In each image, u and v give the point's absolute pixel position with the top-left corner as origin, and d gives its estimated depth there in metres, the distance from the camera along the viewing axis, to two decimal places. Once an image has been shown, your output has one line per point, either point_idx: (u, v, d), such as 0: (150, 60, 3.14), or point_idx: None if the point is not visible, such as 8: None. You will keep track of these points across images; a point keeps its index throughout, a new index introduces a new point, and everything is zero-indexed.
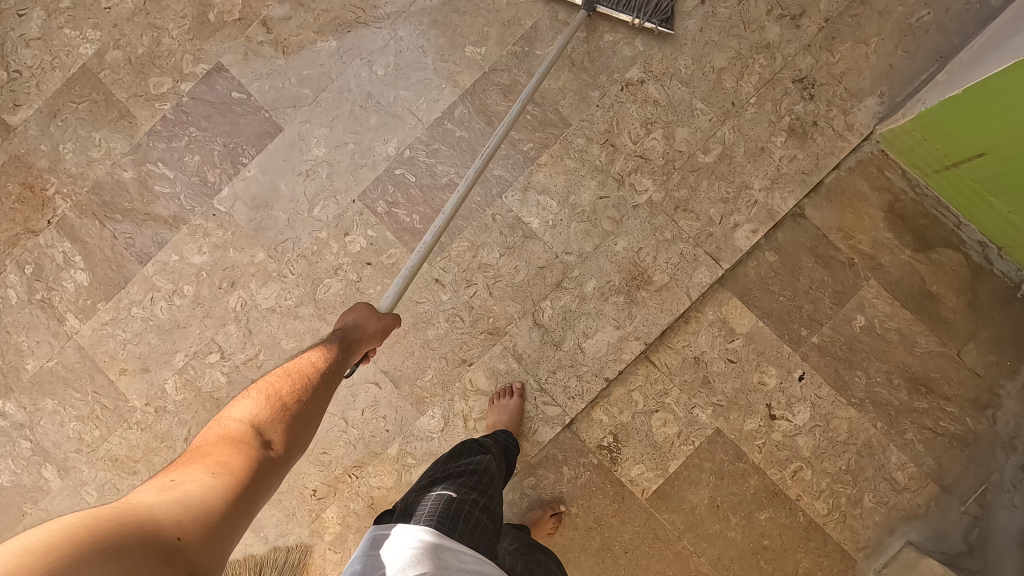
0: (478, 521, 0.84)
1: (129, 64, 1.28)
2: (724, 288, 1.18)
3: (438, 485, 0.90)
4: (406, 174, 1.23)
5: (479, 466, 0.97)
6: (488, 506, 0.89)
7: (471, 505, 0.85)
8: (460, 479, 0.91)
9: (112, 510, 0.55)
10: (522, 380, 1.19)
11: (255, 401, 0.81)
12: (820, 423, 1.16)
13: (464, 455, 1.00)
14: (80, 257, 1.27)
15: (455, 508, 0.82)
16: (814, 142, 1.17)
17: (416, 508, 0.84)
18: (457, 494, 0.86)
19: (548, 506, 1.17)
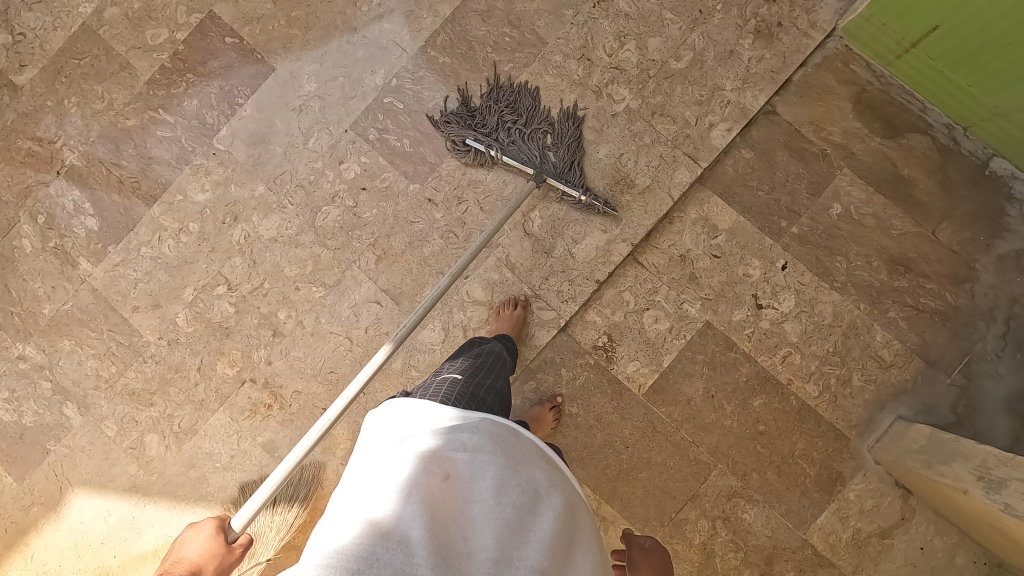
0: (481, 401, 0.92)
1: (127, 20, 1.35)
2: (704, 187, 1.23)
3: (449, 368, 0.99)
4: (394, 102, 1.29)
5: (490, 353, 1.05)
6: (497, 389, 0.98)
7: (477, 387, 0.94)
8: (468, 365, 0.99)
9: None
10: (524, 292, 1.24)
11: None
12: (805, 308, 1.20)
13: (474, 345, 1.08)
14: (90, 204, 1.33)
15: (459, 391, 0.90)
16: (780, 42, 1.22)
17: (424, 388, 0.92)
18: (463, 378, 0.94)
19: (546, 400, 1.22)
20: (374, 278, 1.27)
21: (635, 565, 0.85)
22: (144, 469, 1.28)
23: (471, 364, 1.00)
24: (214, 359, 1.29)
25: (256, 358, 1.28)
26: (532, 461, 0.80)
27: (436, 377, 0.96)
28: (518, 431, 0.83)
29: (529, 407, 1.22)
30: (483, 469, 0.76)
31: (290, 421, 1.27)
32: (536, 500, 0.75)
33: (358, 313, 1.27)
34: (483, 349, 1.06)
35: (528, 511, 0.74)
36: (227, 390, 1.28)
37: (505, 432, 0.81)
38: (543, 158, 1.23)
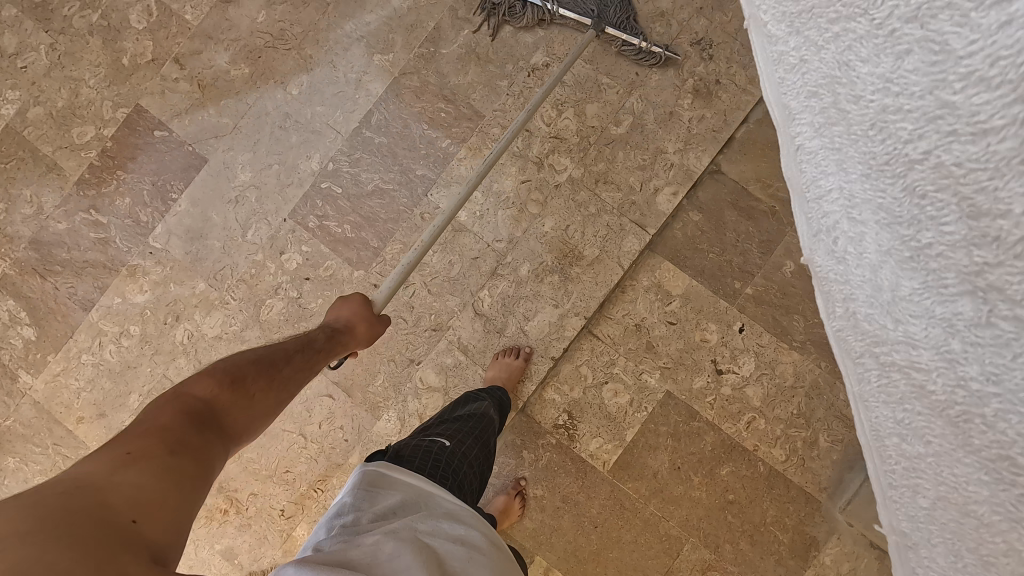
0: (466, 474, 0.88)
1: (51, 119, 1.31)
2: (654, 252, 1.21)
3: (435, 432, 0.94)
4: (332, 187, 1.25)
5: (477, 417, 1.01)
6: (478, 465, 0.92)
7: (458, 459, 0.89)
8: (454, 428, 0.96)
9: (164, 405, 0.68)
10: (530, 346, 1.20)
11: (200, 375, 0.75)
12: (766, 370, 1.18)
13: (463, 406, 1.05)
14: (25, 314, 1.28)
15: (446, 460, 0.86)
16: (719, 100, 1.19)
17: (409, 450, 0.87)
18: (450, 444, 0.90)
19: (511, 487, 1.19)
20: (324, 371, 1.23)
21: None
22: None
23: (457, 430, 0.96)
24: None
25: None
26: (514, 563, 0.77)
27: (421, 439, 0.91)
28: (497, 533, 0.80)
29: (493, 496, 1.19)
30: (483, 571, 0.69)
31: (249, 525, 1.22)
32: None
33: (311, 409, 1.23)
34: (469, 409, 1.04)
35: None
36: None
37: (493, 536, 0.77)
38: (601, 12, 1.19)
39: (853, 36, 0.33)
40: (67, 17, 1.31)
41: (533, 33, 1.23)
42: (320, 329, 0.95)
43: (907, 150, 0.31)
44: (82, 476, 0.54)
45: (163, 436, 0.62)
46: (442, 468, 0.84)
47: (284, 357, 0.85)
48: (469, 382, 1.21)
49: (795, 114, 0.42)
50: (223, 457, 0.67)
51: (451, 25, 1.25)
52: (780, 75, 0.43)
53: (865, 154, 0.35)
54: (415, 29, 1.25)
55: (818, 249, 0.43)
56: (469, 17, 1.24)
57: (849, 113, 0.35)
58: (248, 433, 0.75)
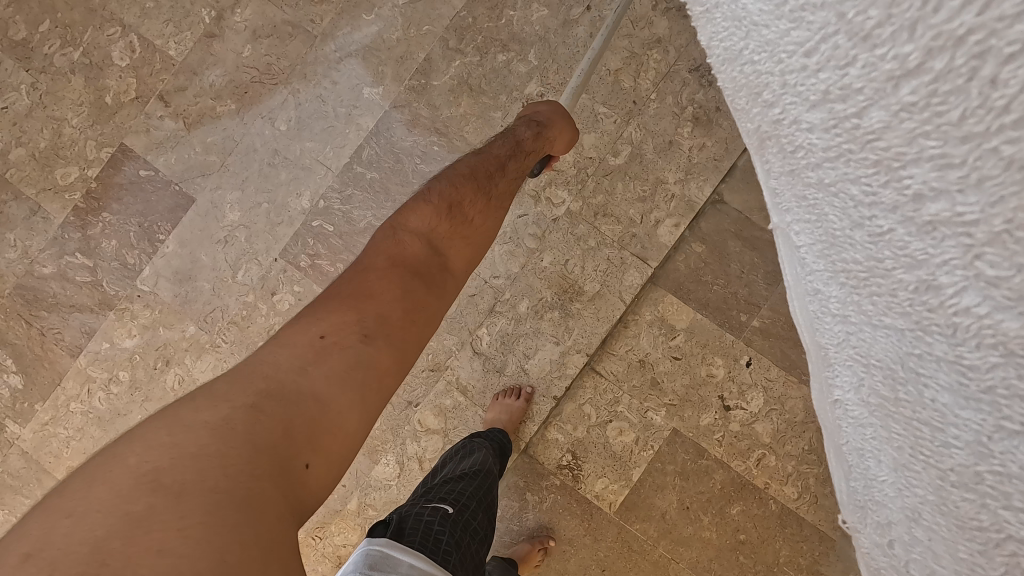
0: (469, 545, 0.87)
1: (33, 160, 1.27)
2: (657, 285, 1.17)
3: (438, 493, 0.93)
4: (324, 224, 1.22)
5: (481, 470, 1.00)
6: (480, 530, 0.91)
7: (461, 528, 0.87)
8: (457, 490, 0.94)
9: (386, 254, 0.76)
10: (531, 385, 1.17)
11: (426, 208, 0.82)
12: (776, 406, 1.14)
13: (465, 456, 1.03)
14: (11, 362, 1.25)
15: (450, 533, 0.84)
16: (720, 128, 1.16)
17: (413, 520, 0.85)
18: (454, 512, 0.88)
19: (536, 540, 1.14)
20: None
21: None
22: None
23: (460, 489, 0.94)
24: None
25: None
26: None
27: (425, 505, 0.89)
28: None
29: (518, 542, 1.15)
30: None
31: None
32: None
33: None
34: (472, 464, 1.01)
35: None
36: None
37: None
38: None
39: (917, 348, 0.26)
40: (48, 55, 1.27)
41: (526, 63, 1.19)
42: (525, 123, 0.96)
43: (991, 527, 0.24)
44: (280, 372, 0.60)
45: (362, 314, 0.68)
46: (446, 543, 0.82)
47: (488, 175, 0.88)
48: (470, 424, 1.17)
49: (832, 361, 0.35)
50: (434, 310, 0.75)
51: (442, 56, 1.21)
52: (816, 307, 0.35)
53: (929, 483, 0.28)
54: (405, 60, 1.22)
55: (863, 521, 0.35)
56: (460, 47, 1.21)
57: (908, 422, 0.28)
58: (454, 275, 0.81)
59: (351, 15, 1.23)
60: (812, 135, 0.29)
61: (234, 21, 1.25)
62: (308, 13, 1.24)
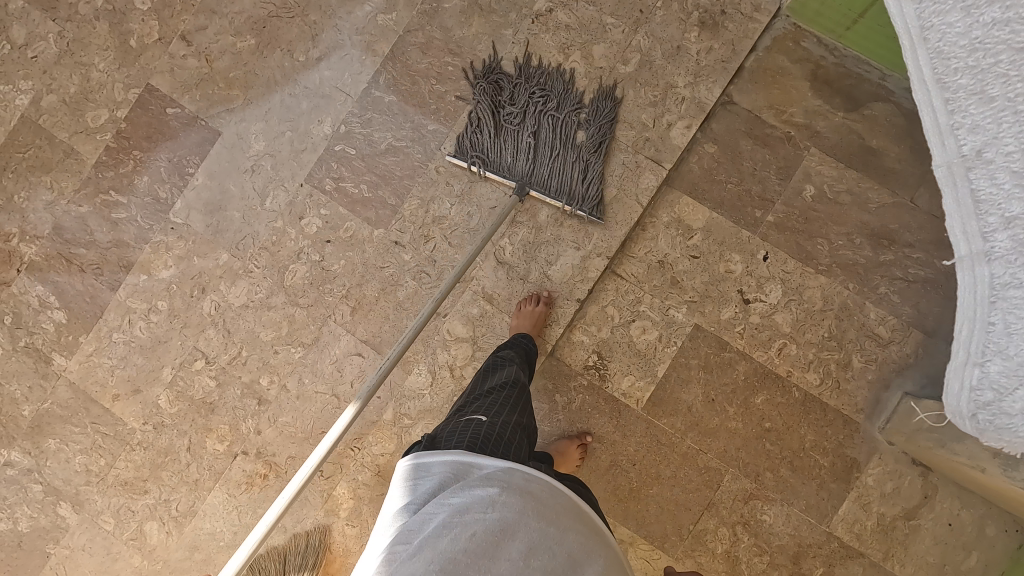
0: (511, 440, 0.90)
1: (65, 105, 1.32)
2: (672, 188, 1.21)
3: (470, 408, 0.96)
4: (346, 149, 1.26)
5: (509, 379, 1.04)
6: (523, 424, 0.95)
7: (502, 426, 0.91)
8: (488, 403, 0.97)
9: None
10: (552, 290, 1.20)
11: None
12: (794, 296, 1.17)
13: (492, 371, 1.07)
14: (54, 298, 1.30)
15: (485, 433, 0.87)
16: (726, 30, 1.19)
17: (447, 434, 0.89)
18: (489, 419, 0.91)
19: (574, 437, 1.18)
20: (351, 331, 1.24)
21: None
22: (148, 558, 1.25)
23: (490, 400, 0.97)
24: (202, 437, 1.26)
25: (245, 429, 1.25)
26: (563, 517, 0.74)
27: (459, 420, 0.93)
28: (549, 485, 0.78)
29: (556, 440, 1.19)
30: (513, 531, 0.68)
31: None
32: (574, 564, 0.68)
33: (341, 369, 1.23)
34: (502, 377, 1.04)
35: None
36: (221, 466, 1.25)
37: (534, 486, 0.76)
38: None
39: None
40: (74, 4, 1.32)
41: None
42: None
43: None
44: None
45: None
46: (482, 442, 0.85)
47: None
48: (496, 332, 1.21)
49: None
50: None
51: None
52: None
53: None
54: None
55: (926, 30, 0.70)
56: None
57: None
58: None
59: None
60: None
61: None
62: None
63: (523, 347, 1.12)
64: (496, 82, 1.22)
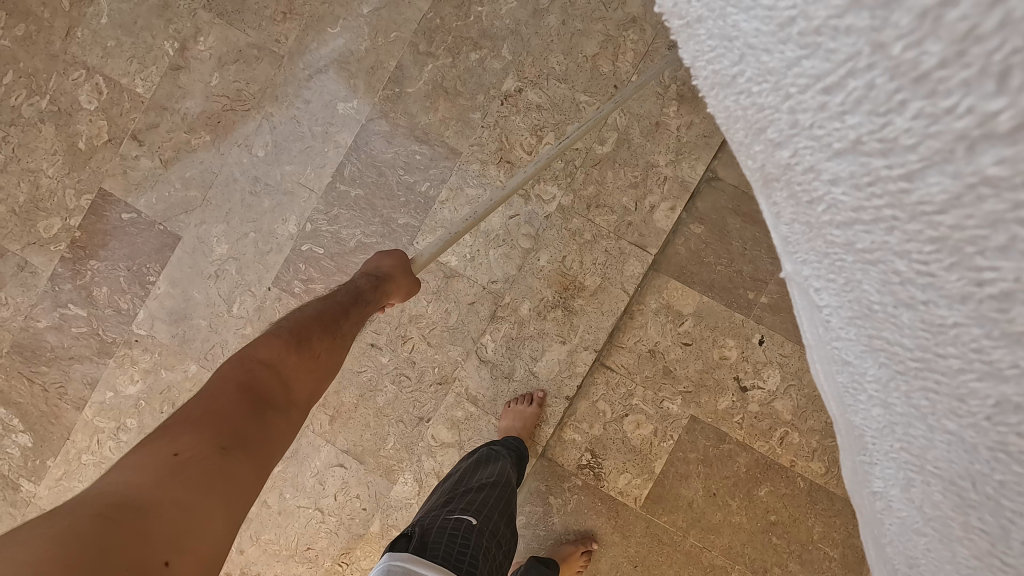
0: (493, 556, 0.87)
1: (14, 215, 1.25)
2: (659, 272, 1.14)
3: (459, 504, 0.91)
4: (313, 248, 1.19)
5: (500, 477, 0.98)
6: (504, 538, 0.91)
7: (485, 538, 0.87)
8: (477, 503, 0.91)
9: None
10: (542, 388, 1.14)
11: None
12: (793, 381, 1.11)
13: (484, 464, 1.01)
14: (17, 421, 1.24)
15: (471, 551, 0.83)
16: (706, 103, 1.12)
17: (436, 535, 0.84)
18: (478, 523, 0.87)
19: (579, 542, 1.12)
20: (331, 440, 1.18)
21: None
22: None
23: (478, 498, 0.92)
24: None
25: None
26: None
27: (446, 517, 0.88)
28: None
29: (556, 545, 1.14)
30: None
31: None
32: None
33: (323, 481, 1.17)
34: (491, 472, 0.99)
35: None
36: None
37: None
38: None
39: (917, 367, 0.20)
40: (16, 107, 1.25)
41: (500, 59, 1.17)
42: (366, 275, 0.95)
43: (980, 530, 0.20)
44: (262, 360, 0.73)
45: (218, 429, 0.61)
46: (470, 558, 0.82)
47: (343, 310, 0.87)
48: (484, 433, 1.15)
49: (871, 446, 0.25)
50: (284, 434, 0.68)
51: (413, 62, 1.18)
52: (845, 377, 0.25)
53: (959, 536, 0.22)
54: (376, 71, 1.19)
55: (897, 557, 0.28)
56: (430, 50, 1.18)
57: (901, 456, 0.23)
58: None
59: (316, 29, 1.20)
60: (835, 189, 0.19)
61: (199, 50, 1.22)
62: (272, 34, 1.21)
63: (518, 436, 1.09)
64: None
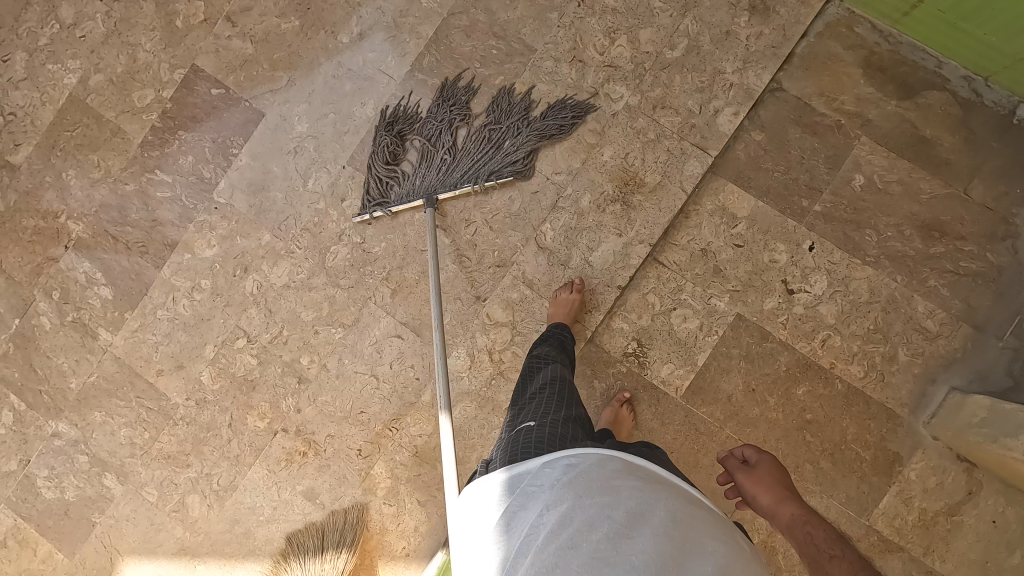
0: (571, 436, 0.85)
1: (111, 85, 1.34)
2: (717, 175, 1.19)
3: (518, 419, 0.92)
4: (389, 132, 1.26)
5: (550, 380, 0.99)
6: (574, 416, 0.90)
7: (553, 425, 0.86)
8: (535, 408, 0.92)
9: None
10: (578, 275, 1.20)
11: None
12: (839, 288, 1.16)
13: (532, 376, 1.03)
14: (101, 274, 1.33)
15: (538, 438, 0.83)
16: (777, 15, 1.17)
17: (504, 450, 0.85)
18: (536, 422, 0.87)
19: (615, 398, 1.18)
20: (392, 313, 1.25)
21: (739, 481, 0.77)
22: (190, 530, 1.28)
23: (532, 406, 0.93)
24: (244, 414, 1.28)
25: (285, 407, 1.27)
26: (626, 478, 0.70)
27: (512, 433, 0.89)
28: (591, 458, 0.74)
29: (601, 412, 1.19)
30: (595, 506, 0.65)
31: (327, 467, 1.25)
32: (635, 520, 0.63)
33: (381, 350, 1.25)
34: (540, 380, 1.00)
35: (627, 535, 0.61)
36: (261, 443, 1.27)
37: (593, 464, 0.73)
38: None
39: None
40: None
41: None
42: None
43: None
44: None
45: None
46: (532, 447, 0.81)
47: None
48: (537, 316, 1.21)
49: None
50: None
51: None
52: None
53: None
54: None
55: None
56: None
57: None
58: None
59: None
60: None
61: None
62: None
63: (558, 347, 1.09)
64: (378, 173, 1.24)
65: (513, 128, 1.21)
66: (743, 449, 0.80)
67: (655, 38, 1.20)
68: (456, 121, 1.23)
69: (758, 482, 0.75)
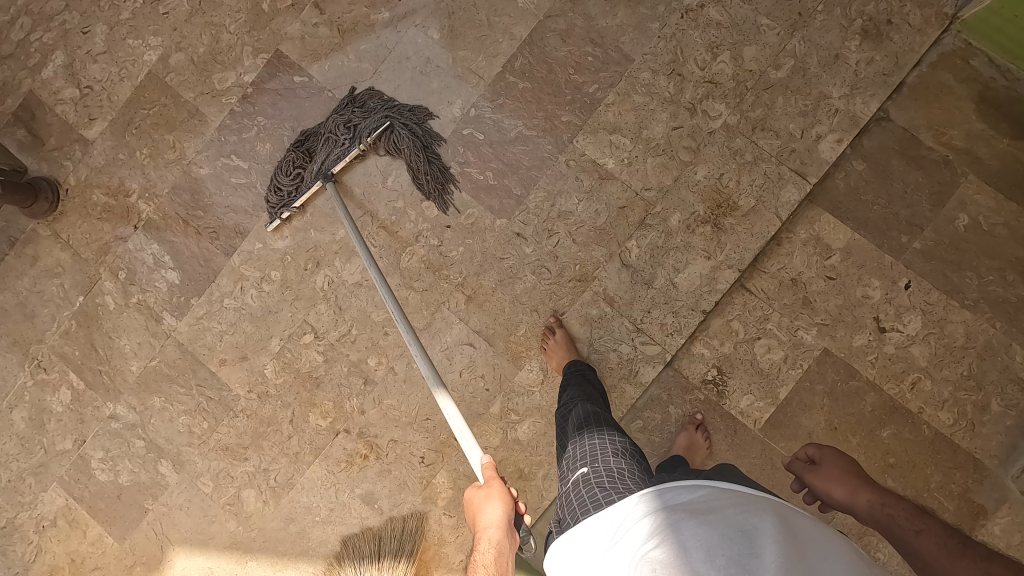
0: (629, 470, 0.84)
1: (192, 65, 1.31)
2: (814, 203, 1.15)
3: (569, 465, 0.89)
4: (474, 133, 1.23)
5: (585, 413, 0.97)
6: (624, 446, 0.88)
7: (606, 464, 0.84)
8: (581, 449, 0.90)
9: None
10: (550, 313, 1.20)
11: None
12: (934, 330, 1.12)
13: (566, 415, 1.00)
14: (169, 258, 1.31)
15: (597, 486, 0.81)
16: (891, 42, 1.13)
17: (568, 506, 0.83)
18: (589, 468, 0.85)
19: (687, 421, 1.16)
20: (465, 320, 1.22)
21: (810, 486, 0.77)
22: (244, 525, 1.26)
23: (579, 446, 0.90)
24: (306, 411, 1.25)
25: (349, 407, 1.24)
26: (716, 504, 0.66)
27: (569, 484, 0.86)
28: (677, 489, 0.70)
29: (674, 437, 1.16)
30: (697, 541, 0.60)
31: (387, 472, 1.23)
32: (750, 538, 0.59)
33: (451, 357, 1.22)
34: (576, 415, 0.97)
35: (747, 557, 0.57)
36: (321, 442, 1.25)
37: (679, 501, 0.68)
38: None
39: None
40: None
41: None
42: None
43: None
44: None
45: None
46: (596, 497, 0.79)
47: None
48: (615, 335, 1.18)
49: None
50: None
51: None
52: None
53: None
54: None
55: None
56: None
57: None
58: None
59: None
60: None
61: None
62: None
63: (579, 385, 1.05)
64: (283, 184, 1.25)
65: (399, 130, 1.22)
66: (805, 449, 0.79)
67: (759, 57, 1.16)
68: (356, 125, 1.23)
69: (827, 479, 0.75)
